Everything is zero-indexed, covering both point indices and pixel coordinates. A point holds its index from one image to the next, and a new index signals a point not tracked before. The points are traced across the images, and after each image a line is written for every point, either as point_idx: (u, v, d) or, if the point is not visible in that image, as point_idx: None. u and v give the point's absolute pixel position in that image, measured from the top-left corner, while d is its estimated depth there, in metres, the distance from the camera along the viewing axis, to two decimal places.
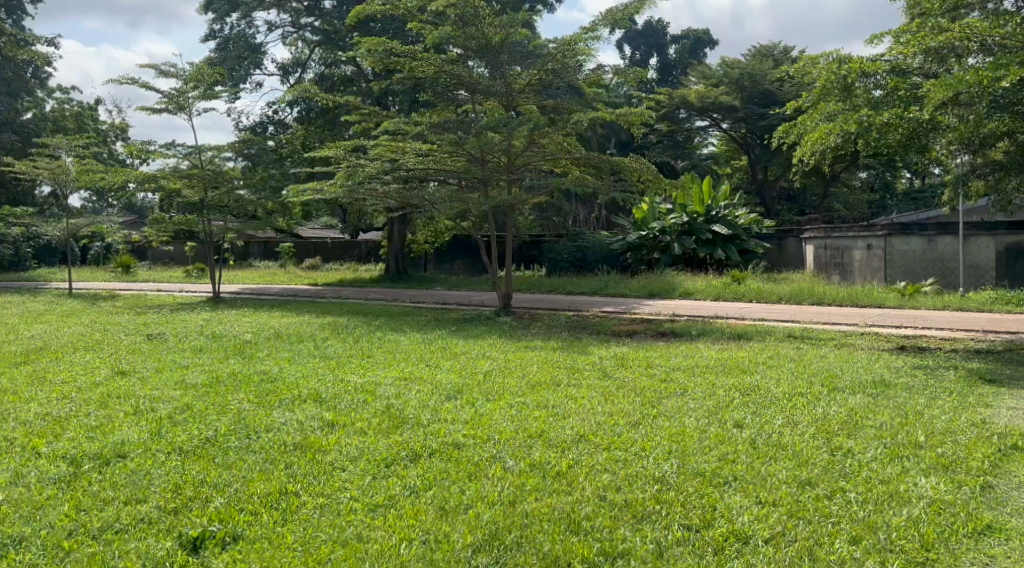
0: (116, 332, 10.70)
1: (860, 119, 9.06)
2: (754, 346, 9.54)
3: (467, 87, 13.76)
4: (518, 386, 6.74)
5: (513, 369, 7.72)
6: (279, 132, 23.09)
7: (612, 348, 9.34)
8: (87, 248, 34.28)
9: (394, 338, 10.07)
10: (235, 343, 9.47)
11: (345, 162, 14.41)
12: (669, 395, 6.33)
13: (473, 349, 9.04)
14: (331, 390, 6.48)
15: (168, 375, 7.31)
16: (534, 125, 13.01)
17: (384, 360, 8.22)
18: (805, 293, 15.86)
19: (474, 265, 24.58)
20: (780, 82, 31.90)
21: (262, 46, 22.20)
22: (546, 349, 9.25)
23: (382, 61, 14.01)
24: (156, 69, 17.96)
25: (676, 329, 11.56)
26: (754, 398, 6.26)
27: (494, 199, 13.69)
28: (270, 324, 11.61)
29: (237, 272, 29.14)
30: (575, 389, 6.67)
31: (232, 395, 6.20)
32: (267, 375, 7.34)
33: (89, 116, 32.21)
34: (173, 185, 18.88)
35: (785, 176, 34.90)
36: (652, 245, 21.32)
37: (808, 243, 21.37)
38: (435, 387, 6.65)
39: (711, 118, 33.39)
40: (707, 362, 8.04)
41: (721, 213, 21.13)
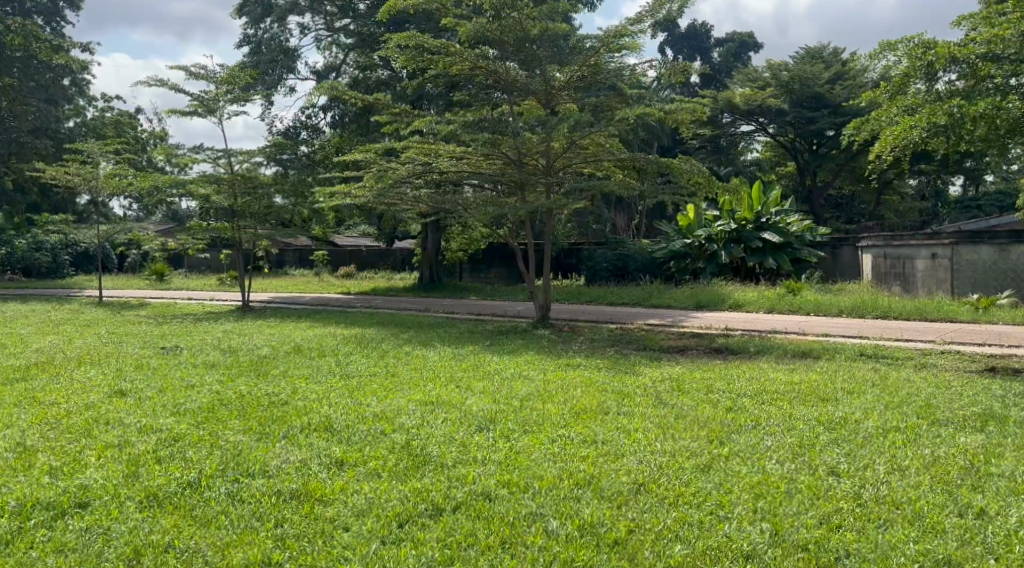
0: (129, 344, 9.98)
1: (951, 110, 8.04)
2: (825, 367, 8.51)
3: (505, 84, 12.95)
4: (560, 415, 5.85)
5: (554, 392, 6.81)
6: (312, 137, 22.51)
7: (664, 367, 8.36)
8: (123, 256, 34.20)
9: (423, 354, 9.21)
10: (251, 358, 8.69)
11: (375, 165, 13.67)
12: (740, 430, 5.39)
13: (509, 368, 8.14)
14: (345, 418, 5.63)
15: (170, 396, 6.56)
16: (576, 123, 12.14)
17: (409, 381, 7.36)
18: (867, 306, 14.67)
19: (510, 274, 23.71)
20: (830, 84, 30.60)
21: (296, 50, 21.65)
22: (589, 368, 8.31)
23: (414, 58, 13.24)
24: (186, 70, 17.42)
25: (732, 344, 10.53)
26: (843, 435, 5.29)
27: (531, 203, 12.81)
28: (292, 336, 10.80)
29: (271, 280, 28.69)
30: (627, 419, 5.75)
31: (233, 424, 5.39)
32: (279, 398, 6.52)
33: (128, 124, 32.15)
34: (201, 191, 18.11)
35: (834, 182, 33.47)
36: (697, 254, 20.24)
37: (865, 251, 20.13)
38: (464, 415, 5.76)
39: (756, 123, 32.16)
40: (777, 388, 7.04)
41: (772, 220, 19.94)
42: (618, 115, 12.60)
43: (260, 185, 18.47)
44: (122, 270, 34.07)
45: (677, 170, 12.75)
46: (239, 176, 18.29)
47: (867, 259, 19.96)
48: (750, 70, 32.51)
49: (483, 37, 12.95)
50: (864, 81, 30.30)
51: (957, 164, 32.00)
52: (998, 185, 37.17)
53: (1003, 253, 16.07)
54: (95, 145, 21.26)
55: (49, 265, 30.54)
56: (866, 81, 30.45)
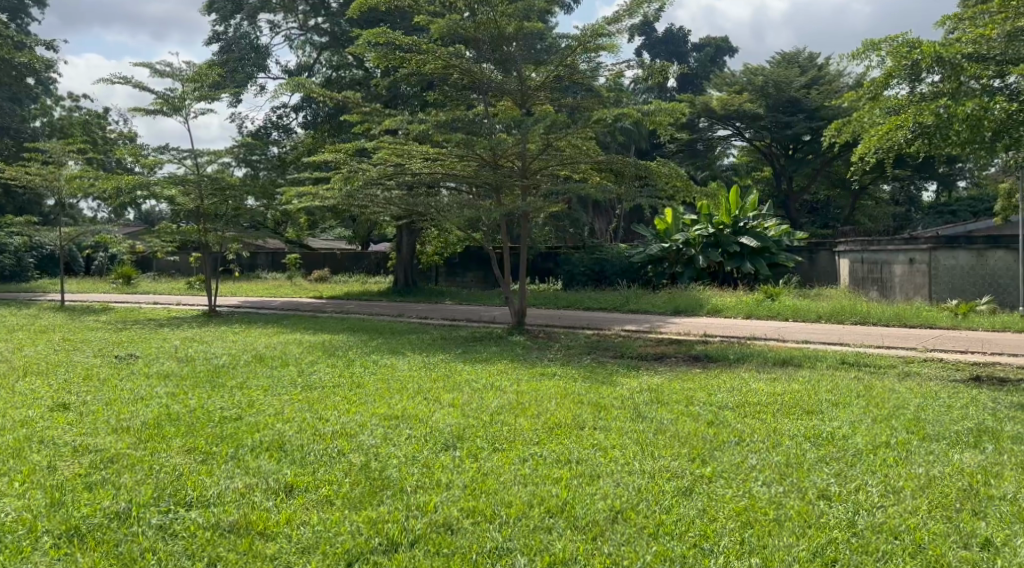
0: (80, 352, 9.45)
1: (938, 111, 7.80)
2: (808, 377, 8.22)
3: (479, 82, 12.58)
4: (532, 430, 5.51)
5: (526, 404, 6.45)
6: (284, 137, 21.99)
7: (643, 376, 8.03)
8: (90, 258, 33.36)
9: (392, 363, 8.82)
10: (209, 368, 8.25)
11: (345, 166, 13.24)
12: (723, 447, 5.08)
13: (480, 377, 7.78)
14: (300, 436, 5.23)
15: (114, 411, 6.13)
16: (552, 123, 11.81)
17: (374, 393, 6.97)
18: (846, 311, 14.48)
19: (486, 278, 23.34)
20: (807, 89, 30.59)
21: (267, 48, 21.12)
22: (565, 377, 7.96)
23: (386, 56, 12.82)
24: (150, 67, 16.85)
25: (712, 352, 10.25)
26: (831, 452, 4.99)
27: (506, 206, 12.46)
28: (255, 343, 10.33)
29: (243, 284, 28.08)
30: (604, 435, 5.42)
31: (178, 445, 4.99)
32: (232, 412, 6.11)
33: (95, 124, 31.38)
34: (167, 192, 17.57)
35: (810, 187, 33.49)
36: (675, 258, 20.00)
37: (842, 256, 20.02)
38: (430, 432, 5.39)
39: (733, 127, 32.08)
40: (760, 400, 6.74)
41: (750, 225, 19.77)
42: (596, 115, 12.29)
43: (228, 186, 17.94)
44: (89, 274, 33.23)
45: (656, 172, 12.46)
46: (206, 177, 17.75)
47: (845, 264, 19.84)
48: (728, 74, 32.44)
49: (456, 34, 12.59)
50: (839, 87, 30.36)
51: (930, 170, 32.14)
52: (970, 191, 37.47)
53: (980, 258, 16.01)
54: (57, 145, 20.57)
55: (11, 268, 29.67)
56: (841, 87, 30.50)
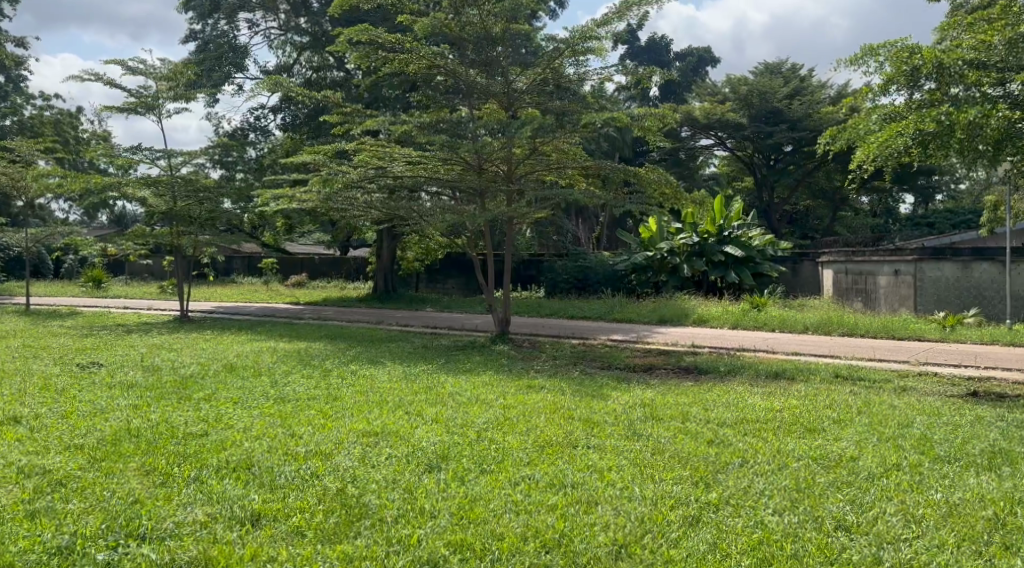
0: (40, 360, 8.92)
1: (939, 118, 7.55)
2: (805, 391, 7.93)
3: (464, 84, 12.23)
4: (522, 449, 5.14)
5: (513, 420, 6.07)
6: (262, 139, 21.47)
7: (634, 389, 7.69)
8: (59, 261, 32.54)
9: (371, 373, 8.41)
10: (176, 378, 7.80)
11: (324, 169, 12.81)
12: (727, 469, 4.75)
13: (464, 390, 7.40)
14: (271, 456, 4.83)
15: (70, 426, 5.69)
16: (539, 127, 11.49)
17: (352, 406, 6.58)
18: (833, 322, 14.27)
19: (468, 285, 22.96)
20: (790, 99, 30.57)
21: (246, 48, 20.61)
22: (552, 390, 7.59)
23: (368, 56, 12.42)
24: (124, 64, 16.31)
25: (702, 364, 9.94)
26: (842, 476, 4.67)
27: (491, 212, 12.09)
28: (226, 352, 9.85)
29: (217, 288, 27.45)
30: (599, 454, 5.07)
31: (135, 466, 4.58)
32: (198, 427, 5.70)
33: (69, 124, 30.61)
34: (139, 193, 17.01)
35: (791, 197, 33.49)
36: (659, 267, 19.76)
37: (826, 267, 19.88)
38: (413, 451, 5.01)
39: (715, 137, 32.02)
40: (758, 417, 6.42)
41: (734, 234, 19.59)
42: (583, 119, 11.98)
43: (202, 188, 17.42)
44: (59, 277, 32.36)
45: (644, 179, 12.16)
46: (179, 178, 17.22)
47: (829, 274, 19.71)
48: (712, 83, 32.36)
49: (440, 34, 12.22)
50: (821, 98, 30.39)
51: (909, 182, 32.29)
52: (947, 204, 37.73)
53: (966, 270, 15.87)
54: (25, 143, 19.93)
55: None
56: (823, 98, 30.54)
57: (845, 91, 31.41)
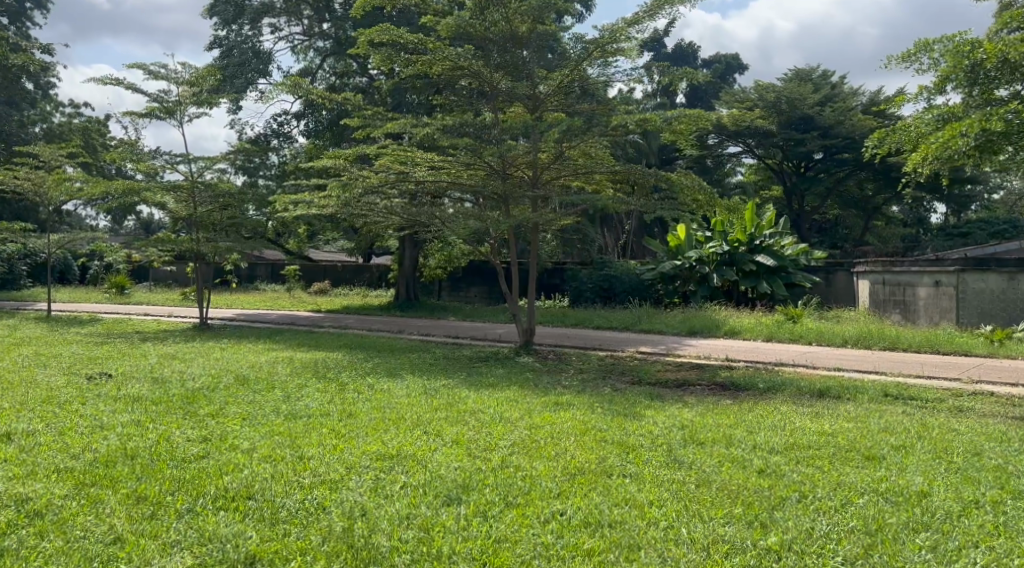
0: (47, 370, 8.54)
1: (1008, 117, 7.02)
2: (855, 413, 7.34)
3: (488, 86, 11.79)
4: (552, 478, 4.65)
5: (541, 442, 5.58)
6: (284, 145, 21.21)
7: (669, 408, 7.15)
8: (84, 267, 32.56)
9: (390, 388, 7.94)
10: (184, 391, 7.39)
11: (344, 173, 12.42)
12: (783, 508, 4.24)
13: (487, 407, 6.92)
14: (276, 485, 4.38)
15: (63, 444, 5.29)
16: (567, 130, 10.99)
17: (367, 425, 6.11)
18: (873, 336, 13.60)
19: (491, 293, 22.51)
20: (821, 107, 29.66)
21: (269, 53, 20.36)
22: (583, 408, 7.08)
23: (390, 57, 12.00)
24: (144, 68, 16.06)
25: (738, 380, 9.37)
26: (915, 515, 4.13)
27: (514, 218, 11.61)
28: (240, 363, 9.43)
29: (240, 296, 27.25)
30: (637, 485, 4.56)
31: (124, 495, 4.15)
32: (200, 447, 5.27)
33: (95, 130, 30.62)
34: (159, 198, 16.75)
35: (822, 206, 32.72)
36: (687, 276, 19.17)
37: (862, 278, 19.17)
38: (431, 479, 4.54)
39: (744, 144, 31.33)
40: (809, 442, 5.87)
41: (766, 243, 18.88)
42: (613, 122, 11.47)
43: (223, 194, 17.13)
44: (83, 283, 32.35)
45: (675, 184, 11.59)
46: (200, 183, 16.96)
47: (864, 285, 19.00)
48: (741, 89, 31.66)
49: (465, 34, 11.80)
50: (854, 105, 29.62)
51: (945, 191, 31.36)
52: (982, 213, 36.74)
53: (1012, 282, 15.12)
54: (47, 149, 19.77)
55: (3, 277, 28.72)
56: (855, 105, 29.80)
57: (878, 98, 30.62)
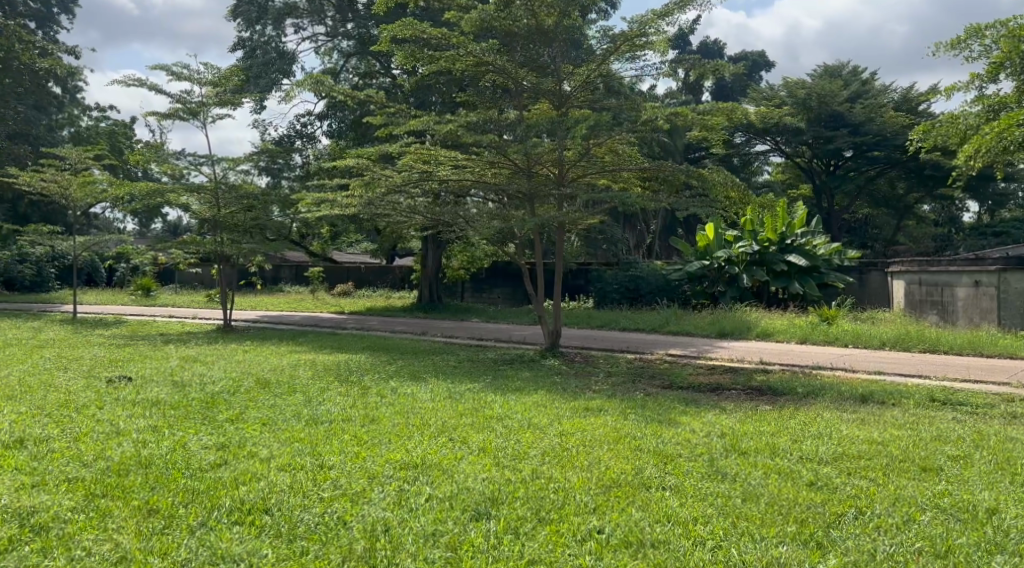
0: (67, 373, 8.39)
1: None
2: (903, 420, 6.95)
3: (513, 82, 11.50)
4: (586, 491, 4.35)
5: (574, 451, 5.28)
6: (308, 146, 21.09)
7: (705, 415, 6.81)
8: (111, 269, 32.76)
9: (414, 392, 7.67)
10: (203, 395, 7.20)
11: (367, 172, 12.19)
12: (839, 527, 3.93)
13: (514, 412, 6.64)
14: (293, 497, 4.13)
15: (76, 451, 5.08)
16: (595, 124, 10.67)
17: (390, 431, 5.85)
18: (912, 338, 13.11)
19: (515, 294, 22.22)
20: (852, 104, 28.92)
21: (293, 54, 20.25)
22: (615, 414, 6.76)
23: (413, 54, 11.76)
24: (167, 69, 15.98)
25: (774, 384, 8.99)
26: (987, 536, 3.79)
27: (540, 217, 11.32)
28: (262, 366, 9.22)
29: (264, 298, 27.24)
30: (679, 499, 4.26)
31: (135, 507, 3.92)
32: (216, 455, 5.03)
33: (121, 132, 30.78)
34: (182, 199, 16.65)
35: (853, 204, 32.04)
36: (716, 277, 18.73)
37: (897, 278, 18.62)
38: (458, 491, 4.27)
39: (772, 142, 30.77)
40: (859, 452, 5.52)
41: (798, 242, 18.41)
42: (642, 117, 11.15)
43: (247, 195, 17.02)
44: (110, 285, 32.56)
45: (707, 181, 11.23)
46: (223, 184, 16.84)
47: (900, 285, 18.45)
48: (770, 86, 31.08)
49: (489, 28, 11.54)
50: (885, 101, 28.94)
51: (980, 188, 30.53)
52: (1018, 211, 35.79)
53: None
54: (72, 151, 19.82)
55: (32, 279, 28.96)
56: (887, 101, 29.12)
57: (910, 94, 29.92)
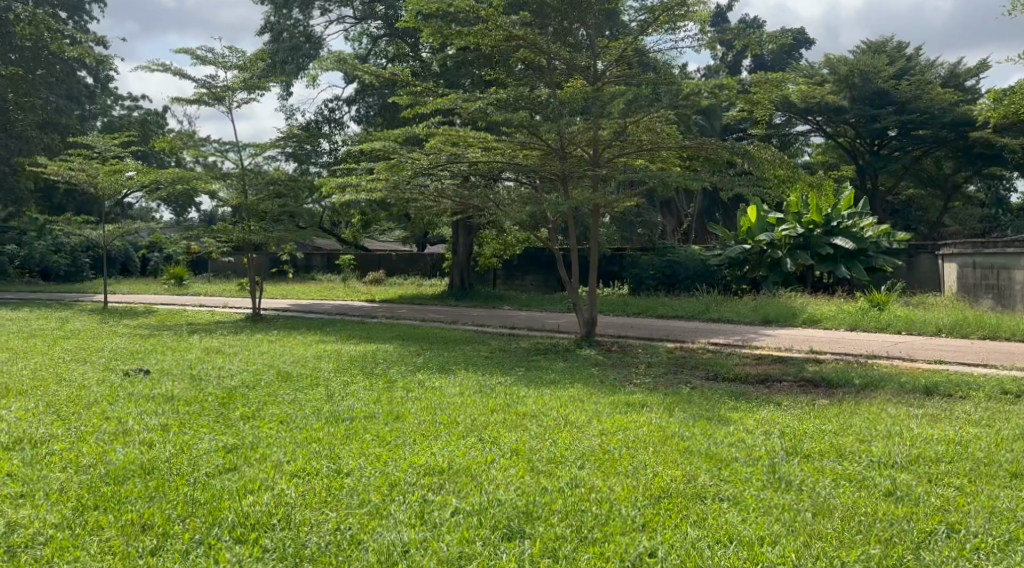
0: (85, 366, 8.09)
1: None
2: (979, 416, 6.29)
3: (545, 58, 10.93)
4: (633, 503, 3.84)
5: (618, 454, 4.74)
6: (336, 132, 20.75)
7: (758, 411, 6.24)
8: (145, 258, 32.89)
9: (442, 386, 7.20)
10: (220, 390, 6.81)
11: (393, 155, 11.76)
12: (931, 548, 3.37)
13: (549, 409, 6.12)
14: (303, 509, 3.68)
15: (77, 452, 4.71)
16: (632, 99, 10.04)
17: (414, 430, 5.39)
18: (971, 324, 12.31)
19: (548, 280, 21.72)
20: (897, 81, 27.69)
21: (321, 38, 19.83)
22: (660, 410, 6.22)
23: (441, 30, 11.27)
24: (192, 53, 15.67)
25: (828, 375, 8.36)
26: None
27: (574, 200, 10.76)
28: (284, 357, 8.83)
29: (296, 286, 27.06)
30: (741, 514, 3.75)
31: (125, 522, 3.50)
32: (226, 458, 4.61)
33: (153, 120, 30.75)
34: (209, 187, 16.39)
35: (898, 185, 30.83)
36: (757, 261, 18.00)
37: (949, 261, 17.70)
38: (489, 503, 3.78)
39: (813, 122, 29.64)
40: (939, 454, 4.92)
41: (844, 224, 17.63)
42: (683, 91, 10.51)
43: (276, 181, 16.68)
44: (145, 274, 32.69)
45: (751, 158, 10.54)
46: (249, 171, 16.55)
47: (952, 268, 17.54)
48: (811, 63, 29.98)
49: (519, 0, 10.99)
50: (933, 77, 27.67)
51: None
52: None
53: None
54: (102, 139, 19.73)
55: (68, 268, 29.14)
56: (933, 77, 27.89)
57: (958, 70, 28.73)
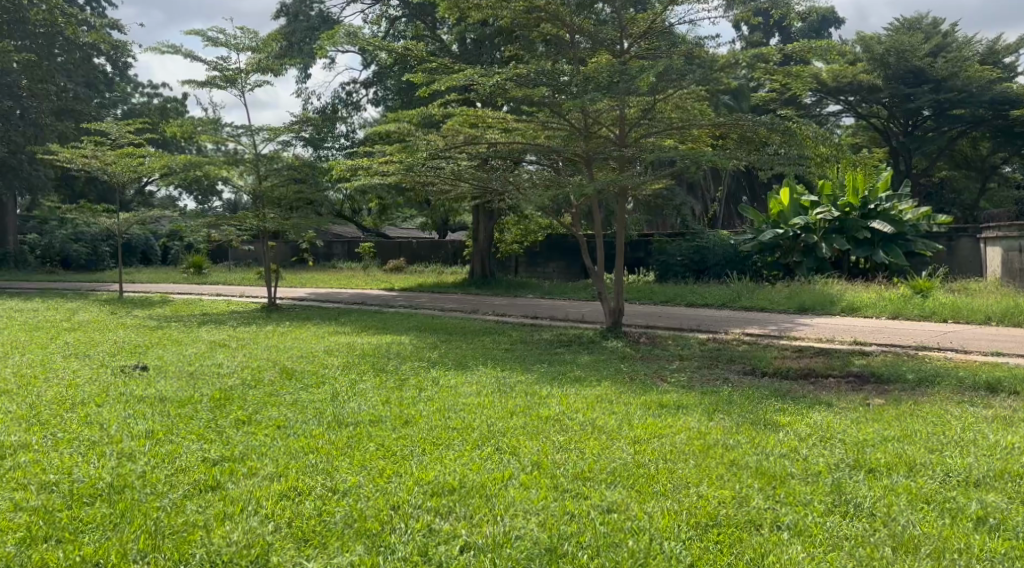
0: (79, 363, 7.57)
1: None
2: None
3: (568, 32, 10.23)
4: (676, 534, 3.23)
5: (656, 470, 4.13)
6: (353, 115, 20.23)
7: (809, 414, 5.58)
8: (165, 246, 32.66)
9: (458, 384, 6.61)
10: (217, 390, 6.28)
11: (408, 136, 11.14)
12: None
13: (574, 412, 5.52)
14: (284, 546, 3.10)
15: (44, 466, 4.19)
16: (661, 73, 9.30)
17: (424, 437, 4.82)
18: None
19: (572, 267, 21.07)
20: (934, 58, 26.54)
21: (336, 18, 19.24)
22: (698, 413, 5.56)
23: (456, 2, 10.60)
24: (202, 34, 15.13)
25: (878, 370, 7.66)
26: None
27: (599, 181, 10.10)
28: (290, 352, 8.28)
29: (315, 275, 26.63)
30: (806, 548, 3.12)
31: (75, 561, 2.95)
32: (206, 474, 4.06)
33: (171, 107, 30.39)
34: (222, 172, 15.88)
35: (932, 166, 29.69)
36: (791, 246, 17.19)
37: (991, 245, 16.79)
38: (506, 534, 3.19)
39: (845, 101, 28.52)
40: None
41: (882, 207, 16.77)
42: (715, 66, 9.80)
43: (290, 167, 16.15)
44: (165, 263, 32.49)
45: (789, 135, 9.78)
46: (263, 156, 16.04)
47: (994, 252, 16.63)
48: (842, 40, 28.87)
49: None
50: (970, 54, 26.51)
51: None
52: None
53: None
54: (115, 125, 19.30)
55: (88, 258, 28.95)
56: (971, 54, 26.70)
57: (997, 46, 27.55)
